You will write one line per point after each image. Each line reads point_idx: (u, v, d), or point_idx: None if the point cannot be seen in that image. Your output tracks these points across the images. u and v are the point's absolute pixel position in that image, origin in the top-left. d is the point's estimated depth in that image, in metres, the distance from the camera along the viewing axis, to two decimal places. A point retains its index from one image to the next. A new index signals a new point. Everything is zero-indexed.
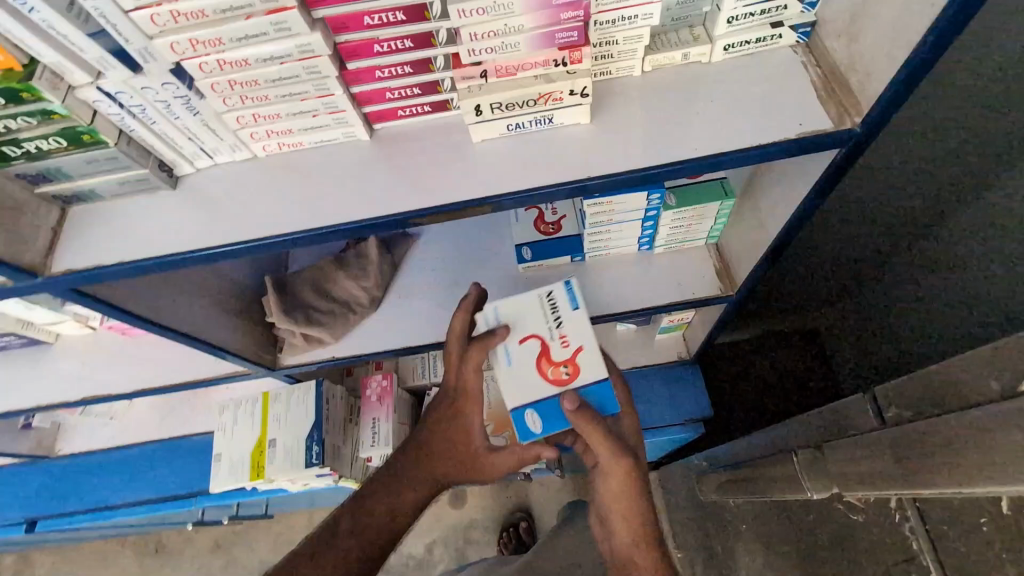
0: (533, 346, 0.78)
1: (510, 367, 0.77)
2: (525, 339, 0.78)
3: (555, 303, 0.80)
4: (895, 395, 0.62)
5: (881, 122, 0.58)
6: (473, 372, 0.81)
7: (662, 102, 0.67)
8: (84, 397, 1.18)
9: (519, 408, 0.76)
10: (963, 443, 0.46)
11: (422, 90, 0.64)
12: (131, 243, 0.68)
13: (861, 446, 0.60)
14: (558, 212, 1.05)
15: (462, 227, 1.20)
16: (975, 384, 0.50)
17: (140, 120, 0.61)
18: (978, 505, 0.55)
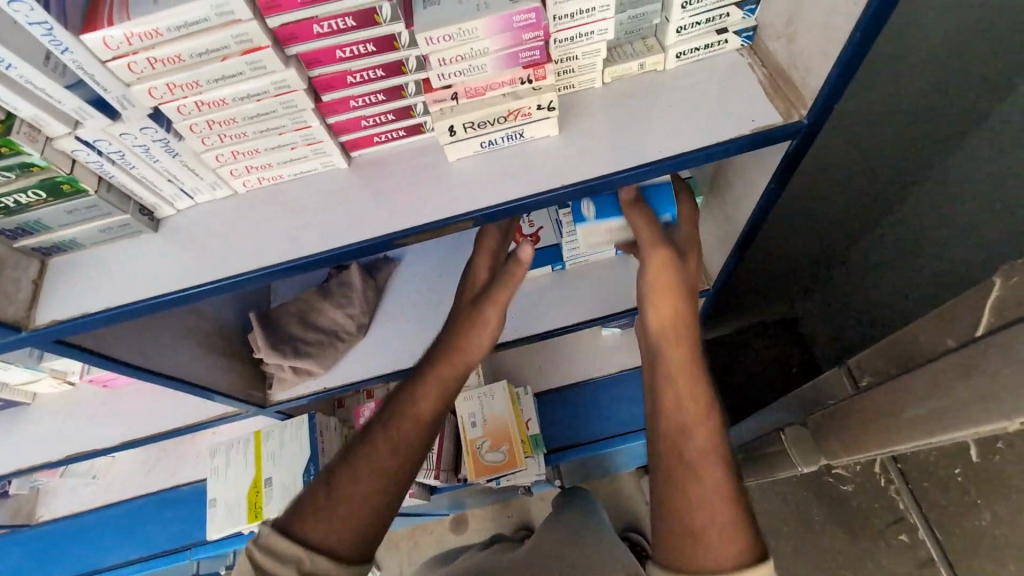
0: None
1: None
2: None
3: None
4: (867, 363, 0.64)
5: (826, 112, 0.63)
6: (499, 232, 0.92)
7: (625, 110, 0.71)
8: (67, 455, 1.15)
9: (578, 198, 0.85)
10: (933, 398, 0.49)
11: (396, 116, 0.67)
12: (116, 289, 0.68)
13: (844, 415, 0.64)
14: (536, 223, 1.11)
15: (442, 246, 1.22)
16: (930, 340, 0.53)
17: (119, 166, 0.62)
18: (951, 455, 0.54)
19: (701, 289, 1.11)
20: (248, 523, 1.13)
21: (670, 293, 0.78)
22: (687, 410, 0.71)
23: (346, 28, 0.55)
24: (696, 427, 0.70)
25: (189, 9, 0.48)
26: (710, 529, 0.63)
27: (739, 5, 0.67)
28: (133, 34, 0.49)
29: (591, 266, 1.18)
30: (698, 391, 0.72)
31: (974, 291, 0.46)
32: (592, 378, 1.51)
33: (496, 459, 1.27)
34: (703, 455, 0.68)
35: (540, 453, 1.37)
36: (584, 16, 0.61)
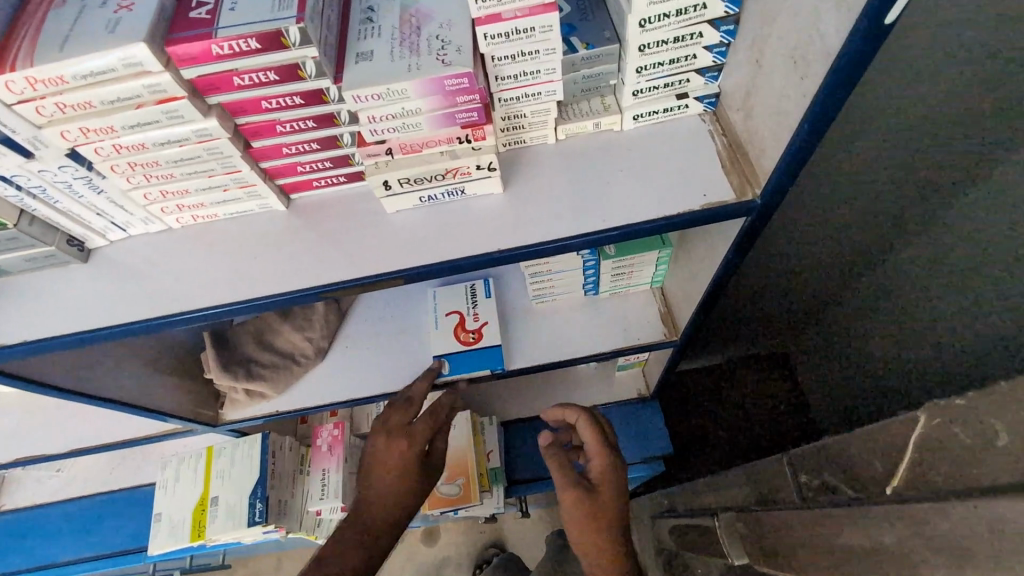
0: (454, 318, 1.08)
1: (438, 330, 1.07)
2: (449, 313, 1.08)
3: (476, 292, 1.11)
4: (805, 462, 0.59)
5: (779, 194, 0.59)
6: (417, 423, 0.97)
7: (576, 171, 0.68)
8: (16, 458, 1.14)
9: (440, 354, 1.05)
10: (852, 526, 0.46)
11: (333, 164, 0.64)
12: (35, 320, 0.66)
13: (785, 523, 0.58)
14: (479, 319, 1.07)
15: (407, 287, 1.19)
16: (851, 466, 0.49)
17: (42, 199, 0.60)
18: None
19: (668, 339, 1.10)
20: (191, 541, 1.12)
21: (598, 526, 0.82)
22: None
23: (269, 81, 0.52)
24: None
25: (93, 60, 0.46)
26: None
27: (699, 72, 0.64)
28: (37, 80, 0.47)
29: (561, 305, 1.16)
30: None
31: (897, 420, 0.43)
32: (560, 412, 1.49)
33: (452, 492, 1.25)
34: None
35: (500, 486, 1.35)
36: (528, 78, 0.59)
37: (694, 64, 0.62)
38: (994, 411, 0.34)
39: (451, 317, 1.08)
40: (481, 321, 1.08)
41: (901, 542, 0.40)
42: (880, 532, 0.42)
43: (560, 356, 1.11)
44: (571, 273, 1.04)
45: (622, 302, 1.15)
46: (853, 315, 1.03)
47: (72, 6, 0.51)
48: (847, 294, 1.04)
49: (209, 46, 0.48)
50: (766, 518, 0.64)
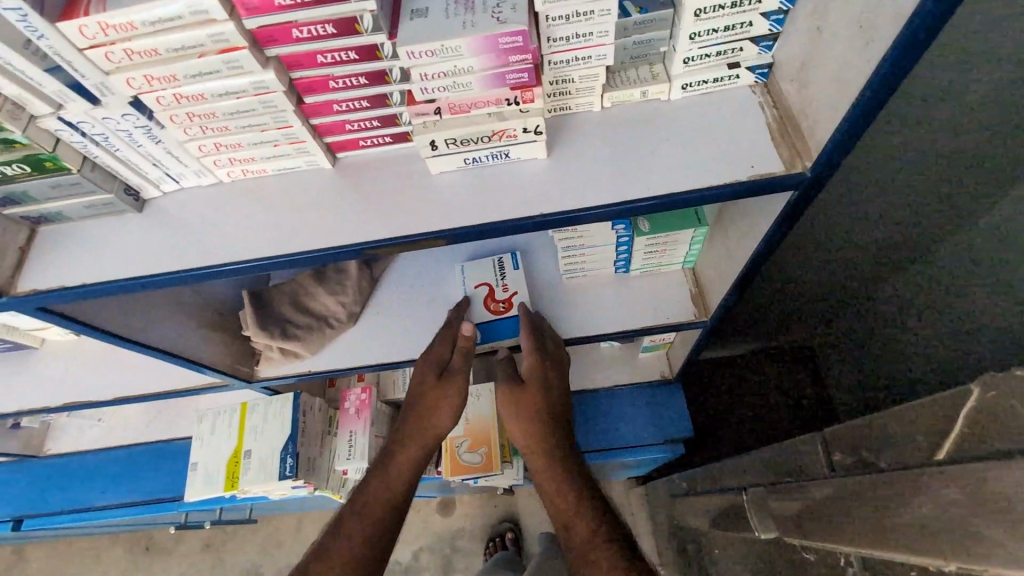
0: (483, 290, 1.09)
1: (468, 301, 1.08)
2: (478, 284, 1.09)
3: (504, 265, 1.12)
4: (841, 437, 0.59)
5: (831, 166, 0.58)
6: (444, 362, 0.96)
7: (621, 139, 0.67)
8: (65, 403, 1.20)
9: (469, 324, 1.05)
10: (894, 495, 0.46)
11: (381, 123, 0.65)
12: (92, 265, 0.69)
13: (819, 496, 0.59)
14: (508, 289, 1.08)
15: (437, 259, 1.21)
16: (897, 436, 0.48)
17: (103, 147, 0.63)
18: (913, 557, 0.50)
19: (698, 319, 1.09)
20: (225, 491, 1.17)
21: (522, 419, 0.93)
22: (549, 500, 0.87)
23: (326, 34, 0.53)
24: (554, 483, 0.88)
25: (162, 5, 0.48)
26: None
27: (754, 40, 0.62)
28: (109, 25, 0.49)
29: (591, 281, 1.16)
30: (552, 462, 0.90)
31: (951, 391, 0.43)
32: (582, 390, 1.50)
33: (475, 459, 1.27)
34: None
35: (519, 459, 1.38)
36: (581, 40, 0.58)
37: (749, 32, 0.61)
38: None
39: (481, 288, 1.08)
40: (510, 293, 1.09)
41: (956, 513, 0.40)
42: (929, 502, 0.42)
43: (587, 330, 1.11)
44: (604, 249, 1.04)
45: (653, 281, 1.15)
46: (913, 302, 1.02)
47: None
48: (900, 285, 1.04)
49: None
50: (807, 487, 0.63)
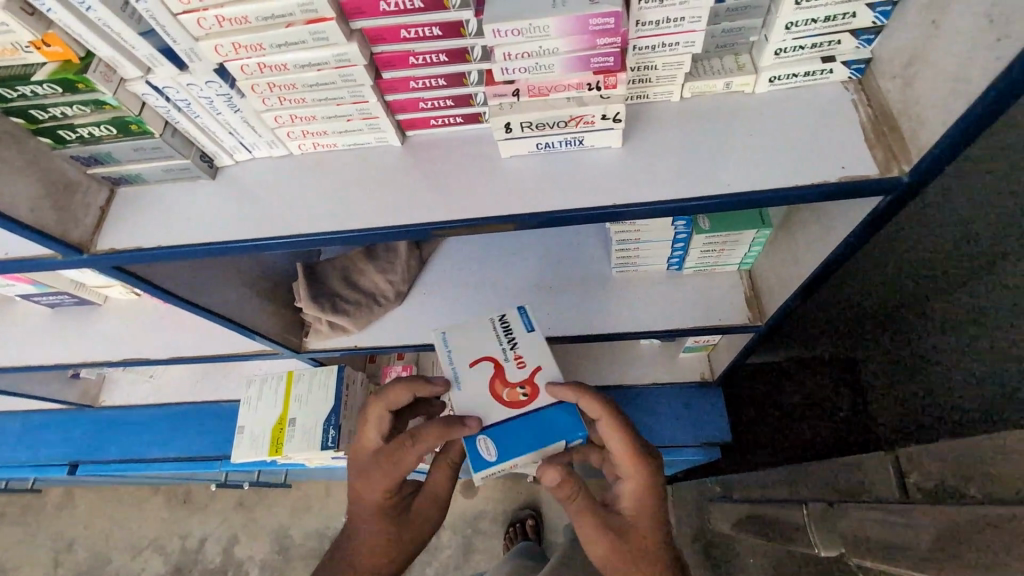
0: (488, 367, 0.81)
1: (464, 388, 0.79)
2: (478, 361, 0.81)
3: (509, 326, 0.85)
4: None
5: (931, 173, 0.54)
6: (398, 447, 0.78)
7: (697, 132, 0.65)
8: (125, 357, 1.26)
9: (472, 434, 0.75)
10: None
11: (454, 102, 0.65)
12: (166, 228, 0.71)
13: None
14: (526, 365, 0.81)
15: (487, 245, 1.21)
16: None
17: (185, 113, 0.64)
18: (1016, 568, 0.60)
19: (751, 323, 1.06)
20: (269, 456, 1.22)
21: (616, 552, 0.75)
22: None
23: (413, 8, 0.52)
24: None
25: None
26: None
27: (854, 33, 0.58)
28: None
29: (641, 277, 1.13)
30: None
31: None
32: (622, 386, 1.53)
33: None
34: None
35: None
36: (671, 26, 0.56)
37: (851, 24, 0.57)
38: None
39: (488, 367, 0.81)
40: (529, 368, 0.81)
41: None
42: None
43: (634, 327, 1.09)
44: (659, 244, 1.02)
45: (706, 281, 1.12)
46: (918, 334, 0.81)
47: None
48: (935, 328, 0.79)
49: None
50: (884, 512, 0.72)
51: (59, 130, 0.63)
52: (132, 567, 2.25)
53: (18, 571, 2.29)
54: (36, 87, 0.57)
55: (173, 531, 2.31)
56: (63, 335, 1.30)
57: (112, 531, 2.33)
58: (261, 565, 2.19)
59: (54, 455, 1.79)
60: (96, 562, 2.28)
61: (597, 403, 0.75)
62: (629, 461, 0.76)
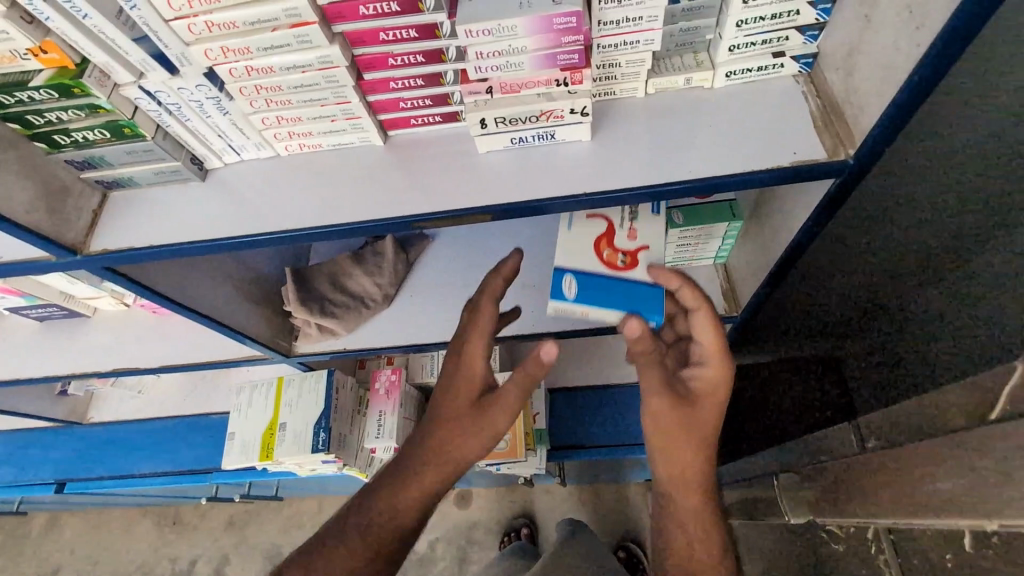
0: (599, 225, 0.79)
1: (570, 234, 0.79)
2: (594, 215, 0.80)
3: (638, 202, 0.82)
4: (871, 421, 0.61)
5: (875, 155, 0.59)
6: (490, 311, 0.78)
7: (661, 125, 0.69)
8: (116, 368, 1.28)
9: (561, 269, 0.76)
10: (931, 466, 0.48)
11: (433, 102, 0.69)
12: (157, 228, 0.74)
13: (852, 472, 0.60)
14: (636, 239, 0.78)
15: (472, 247, 1.24)
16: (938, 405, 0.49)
17: (176, 116, 0.67)
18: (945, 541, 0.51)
19: (728, 314, 1.10)
20: (260, 461, 1.23)
21: (686, 446, 0.71)
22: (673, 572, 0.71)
23: (390, 12, 0.57)
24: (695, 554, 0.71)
25: None
26: None
27: (800, 29, 0.63)
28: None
29: None
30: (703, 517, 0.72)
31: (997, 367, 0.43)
32: (607, 386, 1.56)
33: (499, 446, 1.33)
34: None
35: (543, 447, 1.43)
36: (630, 25, 0.60)
37: (795, 21, 0.62)
38: None
39: (598, 222, 0.79)
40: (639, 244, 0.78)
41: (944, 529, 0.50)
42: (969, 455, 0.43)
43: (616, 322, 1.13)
44: None
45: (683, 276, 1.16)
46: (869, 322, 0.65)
47: None
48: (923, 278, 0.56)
49: None
50: (823, 473, 0.69)
51: (54, 135, 0.66)
52: None
53: None
54: (33, 93, 0.60)
55: (163, 552, 2.28)
56: (52, 348, 1.31)
57: (100, 555, 2.29)
58: None
59: (41, 474, 1.77)
60: None
61: (693, 290, 0.72)
62: (716, 354, 0.73)
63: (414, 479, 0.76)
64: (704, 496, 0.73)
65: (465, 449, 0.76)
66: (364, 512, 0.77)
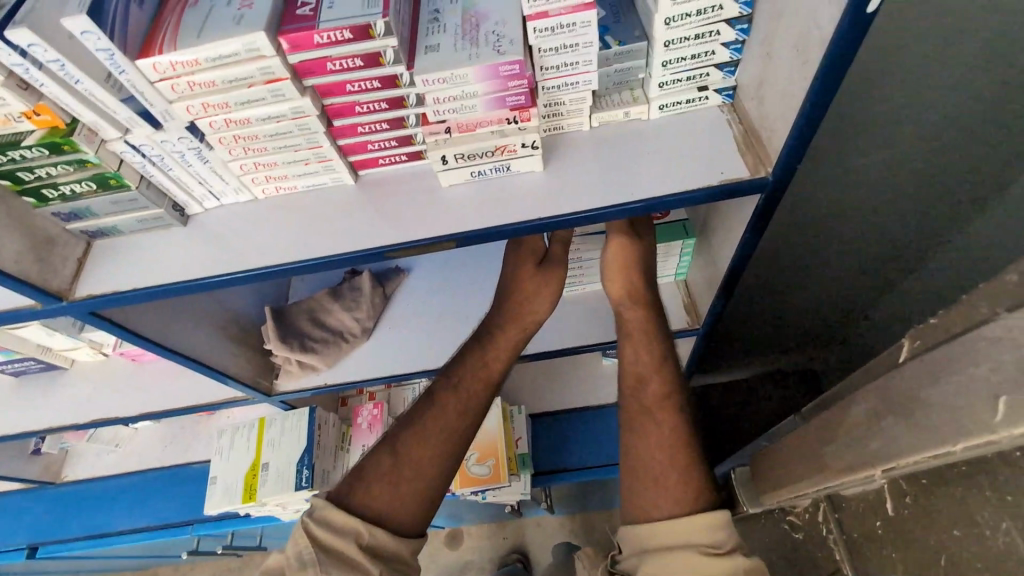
0: None
1: None
2: None
3: None
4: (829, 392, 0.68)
5: (790, 172, 0.67)
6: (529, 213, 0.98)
7: (605, 154, 0.77)
8: (94, 418, 1.27)
9: None
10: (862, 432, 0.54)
11: (399, 143, 0.75)
12: (140, 273, 0.78)
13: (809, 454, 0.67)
14: None
15: (448, 275, 1.29)
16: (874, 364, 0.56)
17: (159, 167, 0.72)
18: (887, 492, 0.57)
19: (691, 327, 1.17)
20: (243, 503, 1.23)
21: (628, 276, 0.90)
22: (646, 404, 0.83)
23: (355, 66, 0.64)
24: (651, 381, 0.85)
25: (223, 45, 0.58)
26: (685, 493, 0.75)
27: (718, 66, 0.72)
28: (177, 62, 0.60)
29: (588, 294, 1.24)
30: (658, 358, 0.87)
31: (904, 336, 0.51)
32: (587, 407, 1.61)
33: (483, 472, 1.35)
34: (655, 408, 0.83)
35: (526, 472, 1.46)
36: (569, 69, 0.69)
37: (712, 60, 0.71)
38: (962, 319, 0.45)
39: None
40: None
41: (873, 494, 0.60)
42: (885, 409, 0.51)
43: (587, 342, 1.18)
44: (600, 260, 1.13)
45: None
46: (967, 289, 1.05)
47: (202, 6, 0.62)
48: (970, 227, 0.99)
49: (312, 36, 0.59)
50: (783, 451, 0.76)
51: (43, 189, 0.70)
52: None
53: None
54: (25, 151, 0.64)
55: None
56: (28, 404, 1.30)
57: None
58: None
59: (13, 540, 1.71)
60: None
61: None
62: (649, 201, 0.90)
63: (496, 341, 0.92)
64: (660, 336, 0.88)
65: (536, 304, 0.94)
66: (449, 396, 0.87)
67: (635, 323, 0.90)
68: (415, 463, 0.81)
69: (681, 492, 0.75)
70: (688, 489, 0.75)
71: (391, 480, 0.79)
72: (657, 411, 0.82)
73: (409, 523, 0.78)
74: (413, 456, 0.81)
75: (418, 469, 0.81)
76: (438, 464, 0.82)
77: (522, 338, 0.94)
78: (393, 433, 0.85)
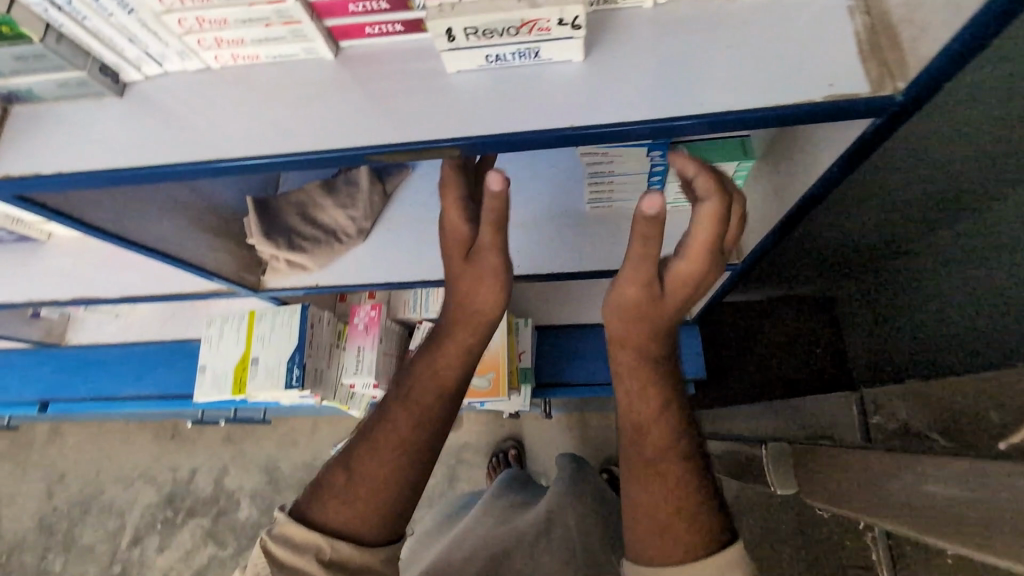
0: None
1: None
2: None
3: None
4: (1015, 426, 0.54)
5: (932, 89, 0.48)
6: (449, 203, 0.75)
7: (669, 44, 0.56)
8: (77, 296, 1.20)
9: None
10: None
11: (390, 5, 0.57)
12: (68, 150, 0.63)
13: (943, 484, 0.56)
14: None
15: None
16: None
17: (68, 14, 0.54)
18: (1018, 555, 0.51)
19: (728, 262, 1.02)
20: (233, 394, 1.20)
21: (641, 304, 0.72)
22: (647, 451, 0.71)
23: None
24: (650, 426, 0.72)
25: None
26: (686, 532, 0.66)
27: None
28: None
29: (616, 212, 1.07)
30: (654, 400, 0.73)
31: None
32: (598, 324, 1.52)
33: (482, 384, 1.29)
34: (653, 456, 0.71)
35: (527, 386, 1.42)
36: None
37: None
38: None
39: None
40: None
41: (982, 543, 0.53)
42: None
43: (608, 268, 1.04)
44: (636, 176, 0.94)
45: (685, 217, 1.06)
46: (988, 292, 0.95)
47: None
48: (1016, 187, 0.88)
49: None
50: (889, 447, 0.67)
51: None
52: (126, 497, 2.28)
53: (13, 501, 2.32)
54: None
55: (162, 463, 2.32)
56: (8, 274, 1.23)
57: (99, 464, 2.33)
58: (250, 494, 2.21)
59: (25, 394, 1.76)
60: (87, 493, 2.31)
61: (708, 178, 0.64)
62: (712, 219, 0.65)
63: (445, 345, 0.79)
64: (656, 376, 0.74)
65: (481, 301, 0.78)
66: (400, 408, 0.76)
67: (630, 362, 0.75)
68: (375, 483, 0.71)
69: (688, 532, 0.66)
70: (695, 528, 0.66)
71: (344, 503, 0.70)
72: (661, 459, 0.70)
73: (373, 536, 0.70)
74: (367, 471, 0.72)
75: (377, 484, 0.71)
76: (399, 477, 0.73)
77: (477, 341, 0.80)
78: (347, 450, 0.76)
